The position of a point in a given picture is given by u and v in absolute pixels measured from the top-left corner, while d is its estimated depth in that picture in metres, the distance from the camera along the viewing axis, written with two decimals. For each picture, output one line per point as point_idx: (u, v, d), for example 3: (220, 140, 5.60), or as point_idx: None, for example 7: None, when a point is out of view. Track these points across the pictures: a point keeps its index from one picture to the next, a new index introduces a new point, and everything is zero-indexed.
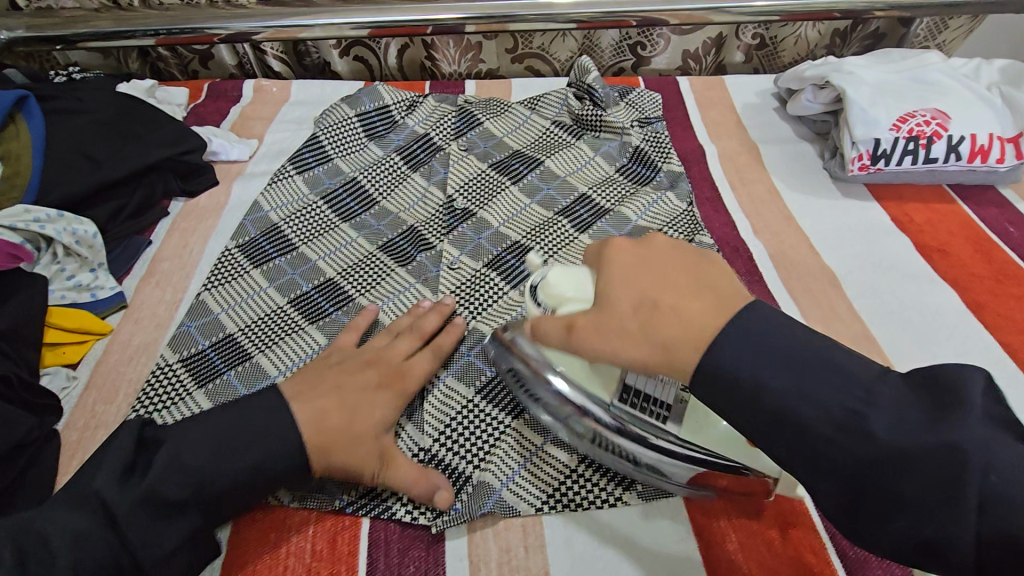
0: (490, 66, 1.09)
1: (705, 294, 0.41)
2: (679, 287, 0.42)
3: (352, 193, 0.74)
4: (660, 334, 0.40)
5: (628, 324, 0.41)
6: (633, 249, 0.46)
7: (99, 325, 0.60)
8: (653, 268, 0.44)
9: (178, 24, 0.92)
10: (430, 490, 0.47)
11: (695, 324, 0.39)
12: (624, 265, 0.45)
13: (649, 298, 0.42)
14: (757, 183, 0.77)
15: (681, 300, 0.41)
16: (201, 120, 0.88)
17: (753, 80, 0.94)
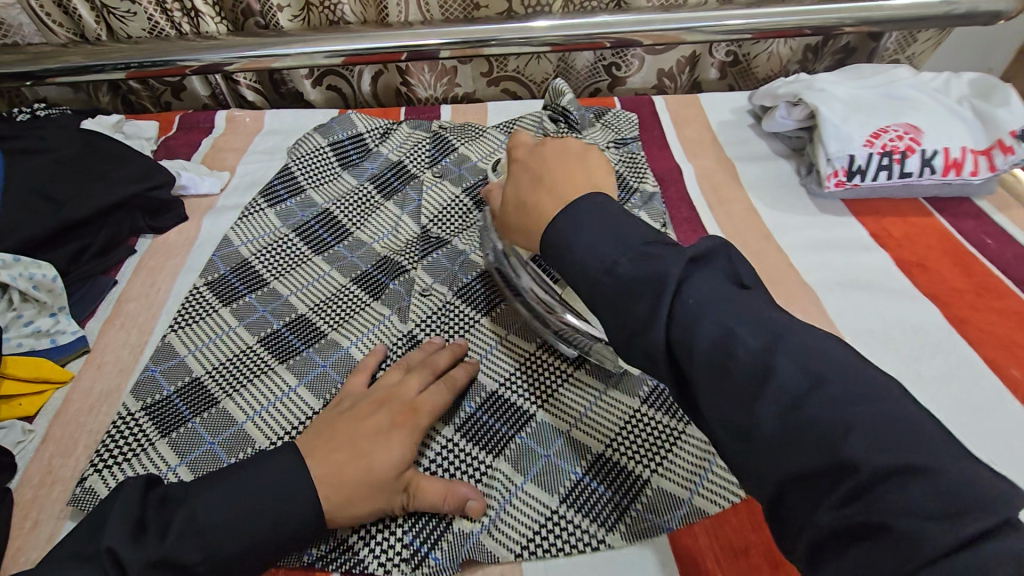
0: (465, 90, 1.08)
1: (562, 184, 0.48)
2: (550, 182, 0.49)
3: (324, 224, 0.72)
4: (528, 220, 0.48)
5: (513, 216, 0.50)
6: (527, 156, 0.53)
7: (58, 372, 0.57)
8: (543, 165, 0.51)
9: (148, 58, 0.91)
10: (459, 502, 0.46)
11: (551, 208, 0.47)
12: (516, 170, 0.53)
13: (529, 198, 0.49)
14: (735, 201, 0.77)
15: (542, 196, 0.48)
16: (172, 153, 0.86)
17: (727, 98, 0.95)
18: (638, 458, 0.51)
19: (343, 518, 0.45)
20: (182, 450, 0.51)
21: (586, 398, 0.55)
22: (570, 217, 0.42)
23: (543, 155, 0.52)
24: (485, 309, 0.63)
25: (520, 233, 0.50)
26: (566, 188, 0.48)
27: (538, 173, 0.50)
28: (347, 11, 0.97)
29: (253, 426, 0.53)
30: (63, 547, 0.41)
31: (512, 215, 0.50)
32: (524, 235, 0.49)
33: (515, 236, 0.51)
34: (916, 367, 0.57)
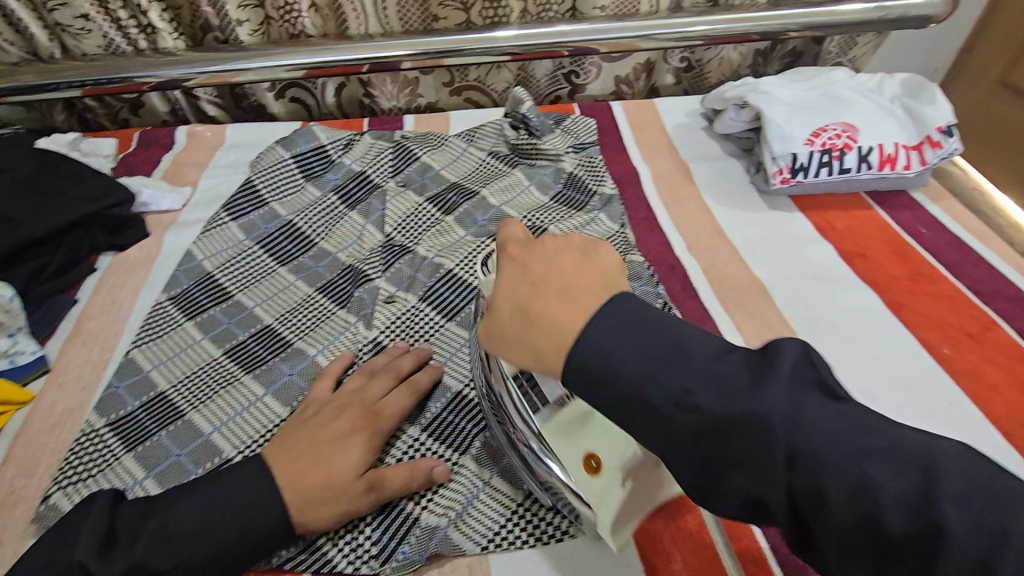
0: (428, 99, 1.10)
1: (579, 289, 0.36)
2: (556, 282, 0.37)
3: (288, 236, 0.73)
4: (532, 344, 0.36)
5: (503, 332, 0.37)
6: (520, 251, 0.41)
7: (18, 393, 0.56)
8: (542, 270, 0.38)
9: (105, 74, 0.90)
10: (426, 473, 0.49)
11: (566, 325, 0.34)
12: (511, 268, 0.39)
13: (529, 302, 0.37)
14: (689, 200, 0.80)
15: (546, 300, 0.36)
16: (132, 170, 0.86)
17: (681, 102, 0.98)
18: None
19: (311, 520, 0.45)
20: (148, 463, 0.51)
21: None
22: (594, 339, 0.33)
23: (545, 255, 0.39)
24: (450, 313, 0.65)
25: (519, 352, 0.37)
26: (580, 301, 0.35)
27: (537, 271, 0.38)
28: (308, 24, 0.97)
29: (220, 437, 0.53)
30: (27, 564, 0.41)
31: (508, 327, 0.37)
32: (528, 355, 0.36)
33: (512, 354, 0.37)
34: (858, 350, 0.61)
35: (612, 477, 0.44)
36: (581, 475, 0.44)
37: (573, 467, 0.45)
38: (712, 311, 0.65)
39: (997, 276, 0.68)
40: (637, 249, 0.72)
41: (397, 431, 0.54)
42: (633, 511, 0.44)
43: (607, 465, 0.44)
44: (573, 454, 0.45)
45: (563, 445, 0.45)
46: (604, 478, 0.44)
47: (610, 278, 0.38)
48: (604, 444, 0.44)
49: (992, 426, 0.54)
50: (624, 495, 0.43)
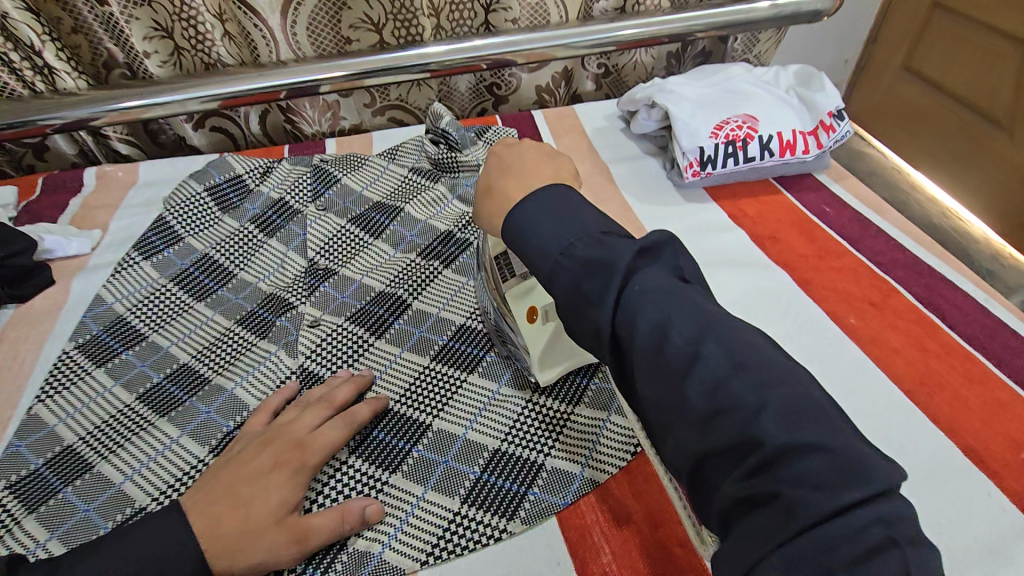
0: (352, 122, 1.10)
1: (531, 176, 0.48)
2: (515, 174, 0.49)
3: (205, 270, 0.71)
4: (491, 209, 0.48)
5: (475, 207, 0.50)
6: (504, 146, 0.52)
7: None
8: (507, 164, 0.50)
9: (3, 120, 0.87)
10: (358, 513, 0.47)
11: (516, 193, 0.47)
12: (492, 158, 0.51)
13: (495, 182, 0.49)
14: (610, 199, 0.82)
15: (507, 179, 0.48)
16: (36, 217, 0.82)
17: (599, 107, 1.01)
18: (531, 447, 0.53)
19: (230, 565, 0.43)
20: (55, 521, 0.48)
21: (479, 399, 0.57)
22: (529, 206, 0.43)
23: (510, 154, 0.52)
24: (378, 331, 0.64)
25: (485, 218, 0.49)
26: (527, 182, 0.47)
27: (502, 166, 0.50)
28: (223, 53, 0.95)
29: (134, 485, 0.51)
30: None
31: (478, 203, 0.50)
32: (491, 216, 0.48)
33: (483, 222, 0.50)
34: (772, 328, 0.63)
35: (542, 326, 0.53)
36: (523, 322, 0.53)
37: (517, 315, 0.53)
38: None
39: (896, 246, 0.72)
40: None
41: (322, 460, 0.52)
42: (558, 358, 0.54)
43: (541, 314, 0.52)
44: (518, 307, 0.54)
45: (512, 302, 0.54)
46: (535, 327, 0.53)
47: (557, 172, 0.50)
48: (539, 299, 0.53)
49: (897, 386, 0.57)
50: (548, 340, 0.53)
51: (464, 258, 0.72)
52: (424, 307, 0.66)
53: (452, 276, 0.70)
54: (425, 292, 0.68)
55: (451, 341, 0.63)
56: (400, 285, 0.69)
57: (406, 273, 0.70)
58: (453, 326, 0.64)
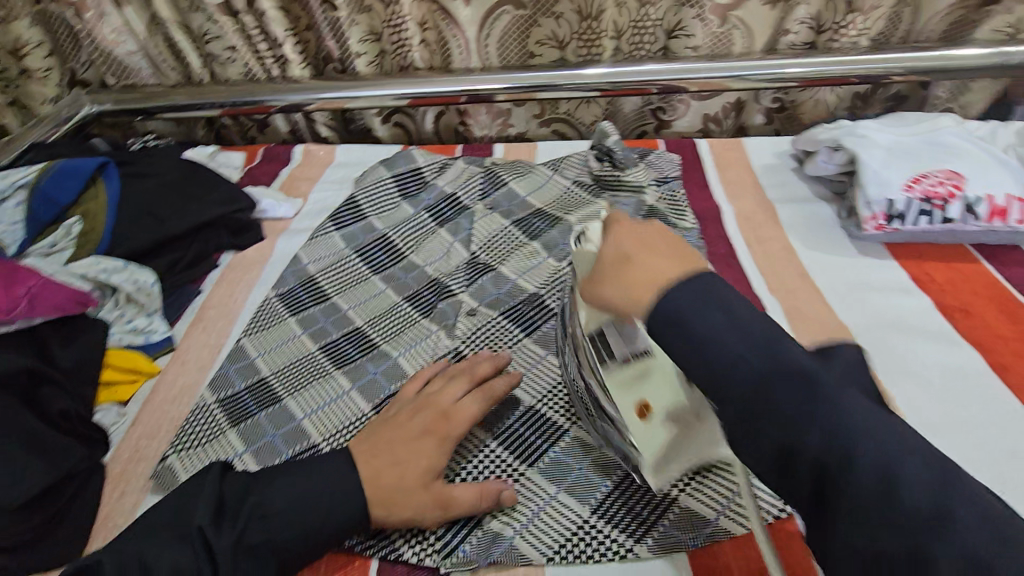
0: (518, 130, 1.16)
1: (680, 256, 0.41)
2: (657, 246, 0.42)
3: (383, 247, 0.80)
4: (629, 285, 0.40)
5: (600, 276, 0.43)
6: (627, 219, 0.46)
7: (149, 366, 0.65)
8: (631, 233, 0.43)
9: (240, 98, 1.05)
10: (496, 496, 0.51)
11: (658, 273, 0.39)
12: (614, 227, 0.45)
13: (629, 250, 0.42)
14: (772, 240, 0.79)
15: (650, 256, 0.41)
16: (254, 180, 0.97)
17: (770, 142, 0.97)
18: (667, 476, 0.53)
19: (383, 517, 0.49)
20: (249, 439, 0.58)
21: None
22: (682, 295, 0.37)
23: (640, 224, 0.44)
24: (527, 330, 0.68)
25: (613, 291, 0.41)
26: (672, 262, 0.40)
27: (626, 235, 0.43)
28: (416, 58, 1.05)
29: (310, 423, 0.59)
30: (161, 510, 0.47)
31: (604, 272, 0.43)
32: (623, 292, 0.41)
33: (603, 297, 0.42)
34: (953, 412, 0.57)
35: (660, 424, 0.48)
36: (633, 419, 0.48)
37: (628, 415, 0.48)
38: None
39: None
40: None
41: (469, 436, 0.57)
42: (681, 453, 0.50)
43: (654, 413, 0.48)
44: (628, 402, 0.48)
45: (620, 394, 0.48)
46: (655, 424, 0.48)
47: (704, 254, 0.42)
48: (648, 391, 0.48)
49: None
50: (667, 437, 0.49)
51: None
52: None
53: None
54: None
55: None
56: (550, 290, 0.72)
57: (557, 280, 0.74)
58: None
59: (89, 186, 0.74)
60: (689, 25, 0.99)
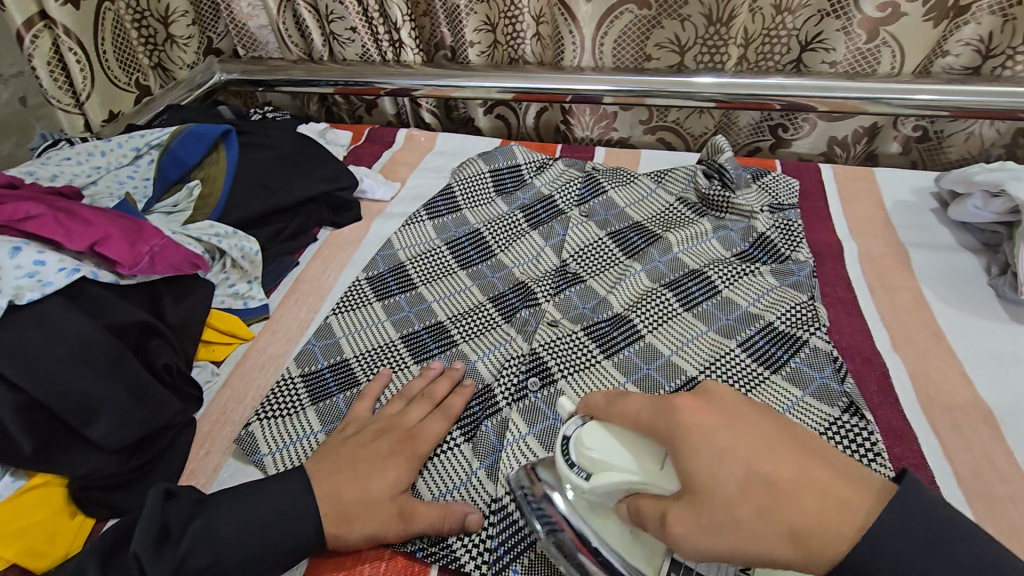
0: (621, 134, 1.11)
1: (812, 471, 0.34)
2: (770, 459, 0.34)
3: (474, 243, 0.79)
4: (791, 528, 0.32)
5: (729, 519, 0.33)
6: (708, 409, 0.36)
7: (244, 330, 0.68)
8: (737, 441, 0.34)
9: (352, 78, 1.08)
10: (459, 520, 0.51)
11: (833, 513, 0.32)
12: (708, 435, 0.35)
13: (762, 476, 0.33)
14: (901, 288, 0.71)
15: (795, 484, 0.33)
16: (357, 160, 1.00)
17: (908, 176, 0.86)
18: None
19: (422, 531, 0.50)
20: (326, 419, 0.60)
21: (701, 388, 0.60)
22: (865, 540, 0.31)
23: (725, 415, 0.36)
24: (609, 350, 0.65)
25: (768, 542, 0.32)
26: (830, 483, 0.33)
27: (735, 450, 0.34)
28: (528, 51, 1.03)
29: None
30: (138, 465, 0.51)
31: (745, 516, 0.33)
32: (781, 543, 0.32)
33: (752, 548, 0.33)
34: None
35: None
36: None
37: None
38: (915, 428, 0.57)
39: None
40: (828, 333, 0.65)
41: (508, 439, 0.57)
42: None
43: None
44: None
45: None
46: None
47: (796, 428, 0.37)
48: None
49: None
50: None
51: (708, 307, 0.68)
52: (657, 343, 0.65)
53: (692, 320, 0.67)
54: (662, 327, 0.66)
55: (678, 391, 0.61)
56: (637, 311, 0.68)
57: (646, 300, 0.69)
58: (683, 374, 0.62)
59: (212, 152, 0.78)
60: (831, 39, 0.89)
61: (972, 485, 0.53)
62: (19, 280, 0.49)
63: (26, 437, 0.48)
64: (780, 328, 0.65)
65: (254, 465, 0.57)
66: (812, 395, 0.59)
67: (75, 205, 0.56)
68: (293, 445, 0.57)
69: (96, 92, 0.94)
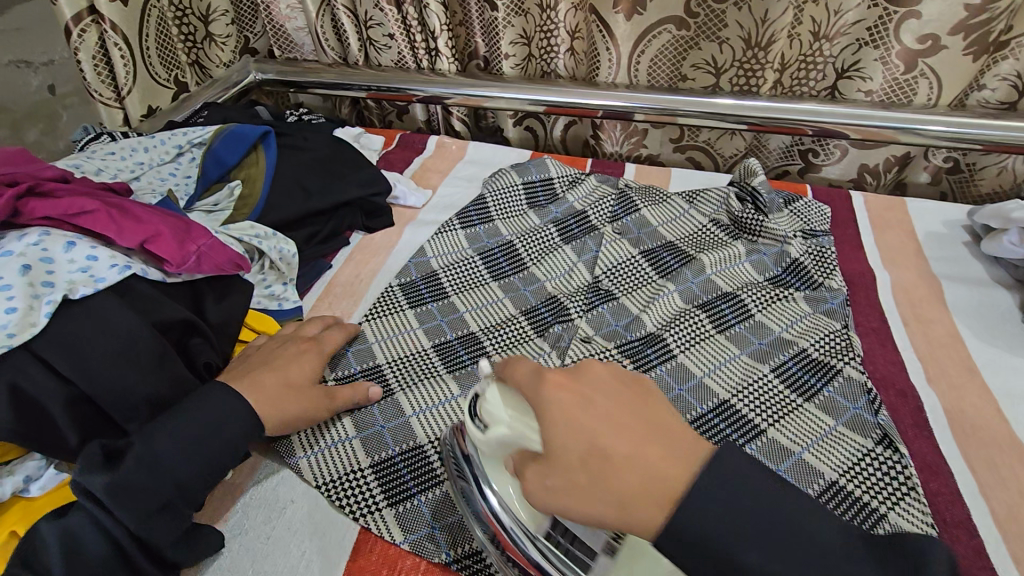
0: (651, 151, 1.11)
1: (656, 443, 0.36)
2: (607, 424, 0.37)
3: (506, 255, 0.79)
4: (623, 492, 0.35)
5: (570, 482, 0.36)
6: (567, 382, 0.39)
7: (264, 324, 0.67)
8: (588, 415, 0.37)
9: (386, 84, 1.08)
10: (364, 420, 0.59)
11: (663, 480, 0.34)
12: (560, 408, 0.38)
13: (602, 447, 0.36)
14: (935, 321, 0.70)
15: (628, 452, 0.36)
16: (389, 166, 1.00)
17: (940, 208, 0.86)
18: (760, 413, 0.61)
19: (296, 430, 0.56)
20: (360, 424, 0.60)
21: (689, 375, 0.64)
22: (698, 511, 0.33)
23: (591, 395, 0.39)
24: (641, 368, 0.65)
25: (596, 506, 0.35)
26: (659, 464, 0.35)
27: (581, 420, 0.37)
28: (560, 65, 1.03)
29: (418, 422, 0.60)
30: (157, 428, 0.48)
31: (576, 480, 0.36)
32: (613, 509, 0.35)
33: (592, 513, 0.36)
34: None
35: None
36: None
37: None
38: (951, 463, 0.57)
39: None
40: (863, 363, 0.64)
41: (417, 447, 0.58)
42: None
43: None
44: None
45: None
46: None
47: (650, 401, 0.40)
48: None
49: None
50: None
51: (741, 330, 0.68)
52: (689, 364, 0.65)
53: (725, 343, 0.67)
54: (696, 348, 0.66)
55: (709, 414, 0.61)
56: (671, 331, 0.68)
57: (680, 320, 0.70)
58: (715, 398, 0.62)
59: (251, 152, 0.79)
60: (868, 68, 0.90)
61: (1008, 524, 0.53)
62: (72, 274, 0.51)
63: (73, 431, 0.47)
64: (814, 355, 0.65)
65: (289, 467, 0.58)
66: (846, 424, 0.59)
67: (128, 201, 0.57)
68: (326, 449, 0.58)
69: (138, 88, 0.96)
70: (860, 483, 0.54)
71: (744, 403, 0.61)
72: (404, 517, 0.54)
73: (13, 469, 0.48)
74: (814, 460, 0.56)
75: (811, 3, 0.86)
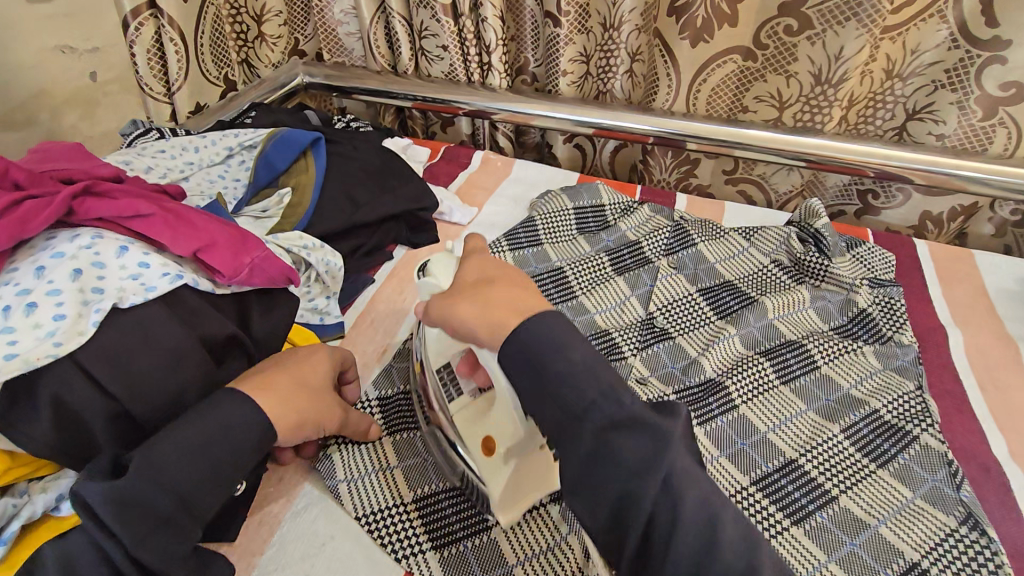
0: (700, 181, 1.08)
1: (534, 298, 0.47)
2: (516, 283, 0.49)
3: (556, 282, 0.76)
4: (482, 311, 0.46)
5: (459, 300, 0.48)
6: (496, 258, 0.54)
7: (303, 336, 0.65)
8: (497, 271, 0.52)
9: (433, 95, 1.06)
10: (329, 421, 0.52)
11: (524, 307, 0.46)
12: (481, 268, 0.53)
13: (487, 285, 0.49)
14: (1014, 388, 0.66)
15: (507, 288, 0.48)
16: (434, 178, 0.98)
17: (1014, 264, 0.82)
18: (780, 508, 0.54)
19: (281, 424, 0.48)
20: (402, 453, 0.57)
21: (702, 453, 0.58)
22: (536, 328, 0.44)
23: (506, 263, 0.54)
24: (702, 417, 0.61)
25: (467, 315, 0.47)
26: (507, 305, 0.47)
27: (488, 274, 0.51)
28: (617, 87, 0.99)
29: None
30: (168, 429, 0.43)
31: (464, 297, 0.48)
32: (476, 321, 0.47)
33: (462, 324, 0.47)
34: None
35: (502, 458, 0.49)
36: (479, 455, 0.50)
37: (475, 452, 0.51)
38: None
39: None
40: (941, 431, 0.60)
41: (381, 467, 0.56)
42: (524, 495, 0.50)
43: (499, 449, 0.49)
44: (476, 442, 0.51)
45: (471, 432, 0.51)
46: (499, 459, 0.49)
47: None
48: (475, 430, 0.51)
49: None
50: (508, 473, 0.49)
51: (807, 383, 0.64)
52: (751, 417, 0.61)
53: (790, 396, 0.63)
54: (758, 400, 0.63)
55: (776, 473, 0.57)
56: (732, 377, 0.65)
57: (740, 366, 0.66)
58: (782, 456, 0.58)
59: (300, 158, 0.77)
60: (943, 111, 0.87)
61: None
62: (122, 282, 0.48)
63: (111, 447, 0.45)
64: (887, 418, 0.61)
65: (329, 497, 0.55)
66: (923, 497, 0.55)
67: (184, 208, 0.56)
68: (367, 477, 0.56)
69: (187, 84, 0.95)
70: (942, 566, 0.50)
71: (813, 463, 0.57)
72: (450, 564, 0.51)
73: (48, 486, 0.45)
74: (892, 536, 0.52)
75: (889, 41, 0.83)
